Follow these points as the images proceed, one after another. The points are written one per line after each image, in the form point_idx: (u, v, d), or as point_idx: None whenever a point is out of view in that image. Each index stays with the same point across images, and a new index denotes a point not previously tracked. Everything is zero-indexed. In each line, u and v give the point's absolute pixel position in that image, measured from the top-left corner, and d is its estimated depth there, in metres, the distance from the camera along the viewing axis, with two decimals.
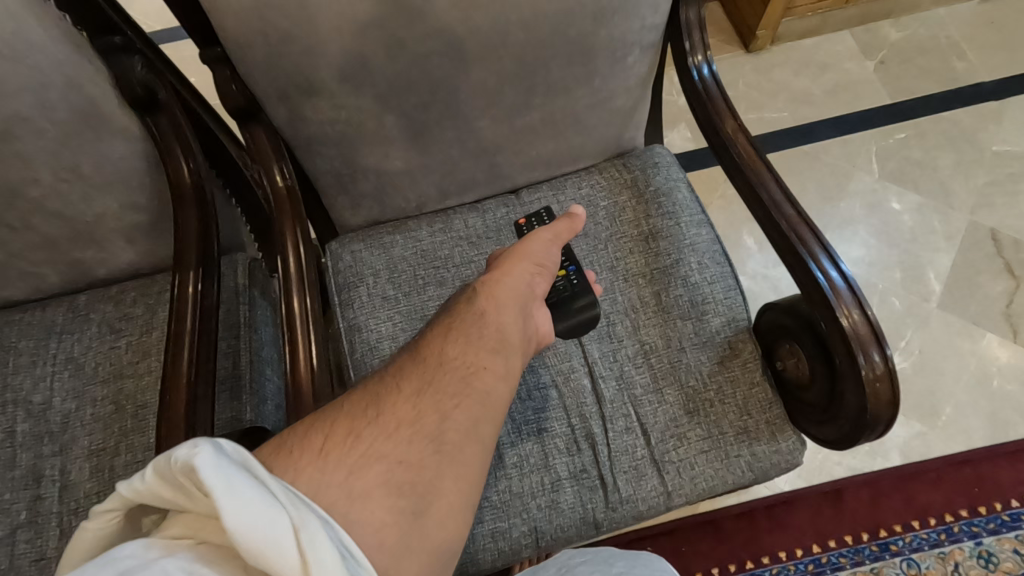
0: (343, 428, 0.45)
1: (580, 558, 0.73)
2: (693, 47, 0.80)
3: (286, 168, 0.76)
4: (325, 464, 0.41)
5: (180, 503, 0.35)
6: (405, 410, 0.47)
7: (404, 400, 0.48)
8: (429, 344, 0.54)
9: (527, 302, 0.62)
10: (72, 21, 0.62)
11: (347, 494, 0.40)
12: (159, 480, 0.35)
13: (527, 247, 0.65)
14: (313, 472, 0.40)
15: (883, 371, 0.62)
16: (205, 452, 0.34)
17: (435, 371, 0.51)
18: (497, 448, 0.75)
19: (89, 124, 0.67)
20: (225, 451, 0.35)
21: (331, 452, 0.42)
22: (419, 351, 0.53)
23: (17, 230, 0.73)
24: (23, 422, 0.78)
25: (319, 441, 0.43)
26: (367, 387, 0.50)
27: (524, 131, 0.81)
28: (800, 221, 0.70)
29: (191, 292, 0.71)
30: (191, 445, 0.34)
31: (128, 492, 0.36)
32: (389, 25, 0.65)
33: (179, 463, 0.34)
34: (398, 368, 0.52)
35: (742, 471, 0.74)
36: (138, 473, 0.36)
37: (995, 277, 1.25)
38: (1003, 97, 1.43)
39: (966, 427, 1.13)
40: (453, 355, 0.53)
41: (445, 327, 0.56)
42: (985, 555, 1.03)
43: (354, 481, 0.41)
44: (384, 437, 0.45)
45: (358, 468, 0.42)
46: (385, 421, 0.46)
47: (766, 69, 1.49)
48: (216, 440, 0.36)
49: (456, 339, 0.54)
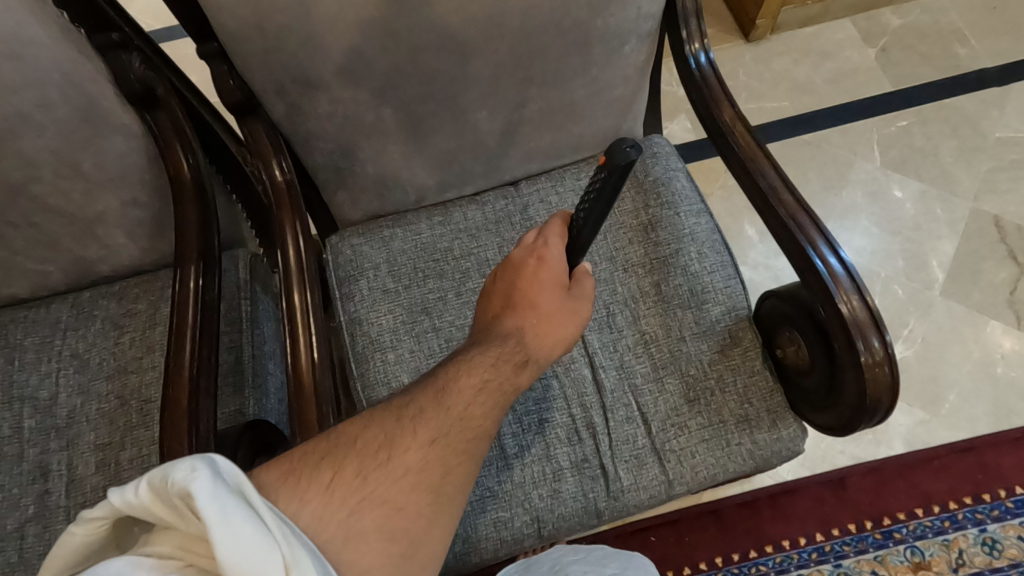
0: (353, 466, 0.44)
1: (572, 556, 0.74)
2: (690, 35, 0.79)
3: (285, 162, 0.77)
4: (330, 501, 0.41)
5: (172, 523, 0.35)
6: (415, 457, 0.46)
7: (416, 447, 0.47)
8: (455, 393, 0.51)
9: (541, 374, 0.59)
10: (70, 17, 0.64)
11: (344, 534, 0.40)
12: (152, 498, 0.35)
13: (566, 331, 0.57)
14: (317, 506, 0.40)
15: (882, 357, 0.62)
16: (203, 477, 0.34)
17: (454, 425, 0.49)
18: (498, 439, 0.75)
19: (88, 121, 0.68)
20: (223, 474, 0.35)
21: (337, 488, 0.42)
22: (444, 396, 0.50)
23: (21, 227, 0.74)
24: (30, 418, 0.78)
25: (328, 475, 0.42)
26: (383, 420, 0.48)
27: (522, 123, 0.81)
28: (799, 209, 0.70)
29: (192, 287, 0.71)
30: (189, 467, 0.35)
31: (118, 503, 0.37)
32: (384, 17, 0.65)
33: (176, 485, 0.34)
34: (416, 408, 0.49)
35: (743, 459, 0.75)
36: (131, 486, 0.36)
37: (999, 264, 1.24)
38: (1006, 82, 1.42)
39: (970, 414, 1.13)
40: (476, 413, 0.51)
41: (481, 378, 0.52)
42: (989, 541, 1.03)
43: (354, 521, 0.41)
44: (390, 482, 0.44)
45: (360, 509, 0.41)
46: (396, 464, 0.45)
47: (766, 59, 1.48)
48: (213, 460, 0.36)
49: (484, 398, 0.52)
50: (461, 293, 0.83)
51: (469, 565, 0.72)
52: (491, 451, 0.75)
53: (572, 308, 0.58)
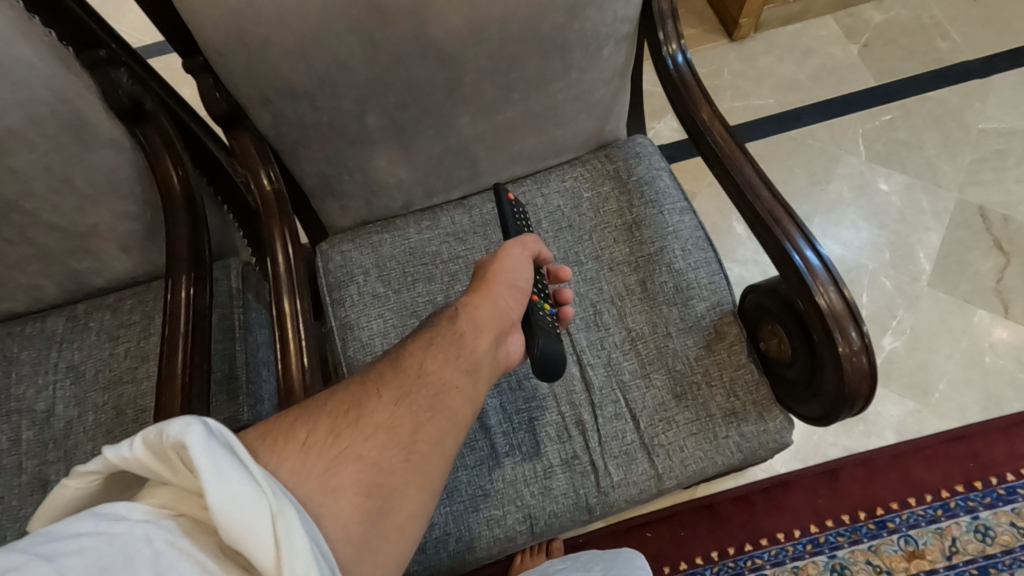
0: (326, 426, 0.45)
1: (560, 565, 0.82)
2: (666, 37, 0.81)
3: (273, 171, 0.78)
4: (307, 458, 0.42)
5: (165, 477, 0.37)
6: (382, 416, 0.48)
7: (383, 406, 0.49)
8: (408, 356, 0.54)
9: (503, 330, 0.61)
10: (57, 36, 0.65)
11: (322, 488, 0.41)
12: (147, 454, 0.36)
13: (503, 267, 0.63)
14: (294, 463, 0.41)
15: (859, 346, 0.63)
16: (196, 431, 0.35)
17: (414, 382, 0.52)
18: (487, 436, 0.77)
19: (78, 136, 0.69)
20: (214, 432, 0.36)
21: (313, 446, 0.43)
22: (400, 361, 0.54)
23: (15, 242, 0.75)
24: (28, 430, 0.80)
25: (303, 434, 0.44)
26: (351, 388, 0.50)
27: (504, 127, 0.83)
28: (774, 204, 0.71)
29: (184, 295, 0.72)
30: (183, 423, 0.36)
31: (112, 457, 0.38)
32: (363, 27, 0.66)
33: (171, 438, 0.35)
34: (377, 374, 0.52)
35: (731, 451, 0.76)
36: (124, 443, 0.37)
37: (985, 253, 1.25)
38: (988, 74, 1.44)
39: (960, 403, 1.14)
40: (432, 368, 0.54)
41: (426, 339, 0.57)
42: (982, 529, 1.04)
43: (330, 476, 0.42)
44: (361, 439, 0.46)
45: (335, 464, 0.43)
46: (365, 423, 0.47)
47: (750, 57, 1.49)
48: (206, 419, 0.37)
49: (434, 355, 0.55)
50: (449, 294, 0.84)
51: (466, 564, 0.73)
52: (481, 450, 0.76)
53: (492, 257, 0.64)
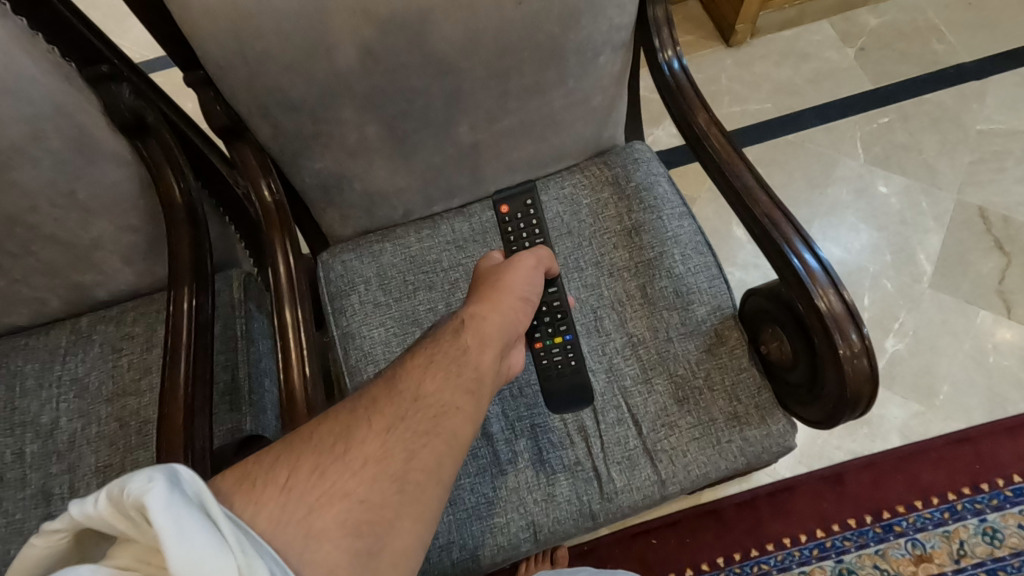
0: (309, 464, 0.45)
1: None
2: (662, 44, 0.81)
3: (274, 182, 0.78)
4: (287, 500, 0.42)
5: (131, 534, 0.34)
6: (372, 447, 0.48)
7: (372, 435, 0.48)
8: (404, 378, 0.55)
9: (508, 341, 0.63)
10: (61, 52, 0.66)
11: (304, 533, 0.40)
12: (110, 510, 0.34)
13: (515, 280, 0.66)
14: (273, 508, 0.41)
15: (860, 349, 0.63)
16: (159, 487, 0.33)
17: (408, 407, 0.52)
18: (489, 445, 0.77)
19: (81, 151, 0.70)
20: (182, 485, 0.34)
21: (294, 487, 0.43)
22: (394, 384, 0.54)
23: (19, 256, 0.76)
24: (32, 443, 0.80)
25: (284, 475, 0.43)
26: (340, 416, 0.50)
27: (503, 135, 0.83)
28: (773, 208, 0.72)
29: (186, 307, 0.73)
30: (146, 478, 0.33)
31: (77, 515, 0.35)
32: (363, 39, 0.67)
33: (132, 497, 0.33)
34: (369, 401, 0.52)
35: (734, 456, 0.75)
36: (89, 498, 0.35)
37: (987, 254, 1.25)
38: (985, 75, 1.44)
39: (965, 404, 1.13)
40: (428, 391, 0.54)
41: (426, 357, 0.57)
42: (990, 531, 1.04)
43: (314, 518, 0.41)
44: (349, 474, 0.45)
45: (319, 505, 0.42)
46: (353, 457, 0.46)
47: (747, 62, 1.50)
48: (173, 470, 0.35)
49: (434, 374, 0.56)
50: (450, 301, 0.85)
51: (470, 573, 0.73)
52: (484, 458, 0.76)
53: (502, 269, 0.67)
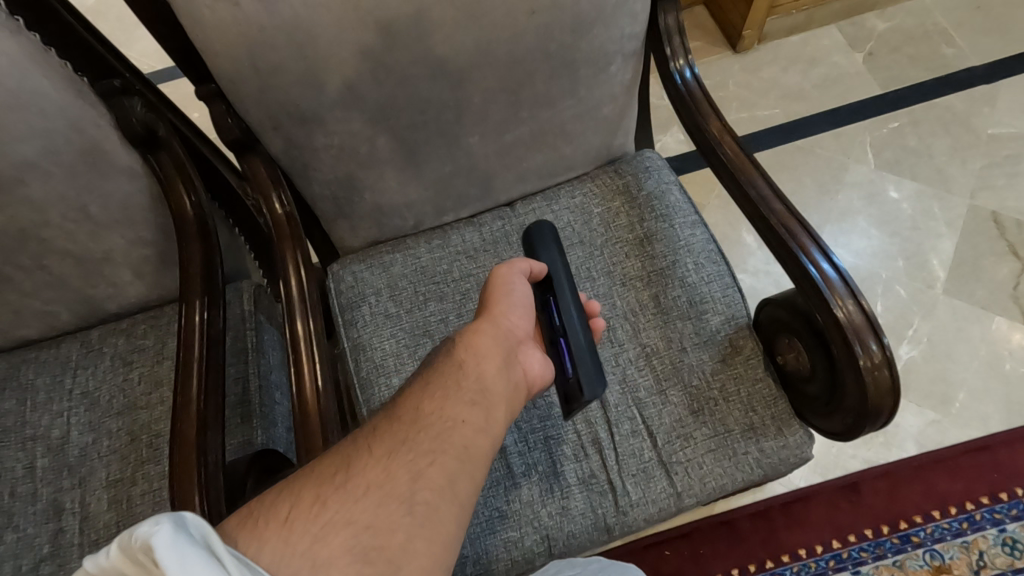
0: (311, 496, 0.44)
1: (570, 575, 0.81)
2: (673, 52, 0.81)
3: (285, 195, 0.78)
4: (290, 534, 0.40)
5: None
6: (374, 472, 0.47)
7: (374, 461, 0.48)
8: (403, 402, 0.54)
9: (508, 352, 0.61)
10: (73, 68, 0.65)
11: (310, 564, 0.39)
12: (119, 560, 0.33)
13: (494, 288, 0.64)
14: (277, 544, 0.39)
15: (881, 359, 0.62)
16: (165, 530, 0.32)
17: (410, 429, 0.51)
18: (504, 458, 0.76)
19: (93, 165, 0.69)
20: (189, 527, 0.33)
21: (296, 519, 0.41)
22: (393, 411, 0.53)
23: (31, 270, 0.76)
24: (43, 457, 0.79)
25: (284, 511, 0.42)
26: (340, 447, 0.49)
27: (514, 145, 0.83)
28: (788, 216, 0.71)
29: (198, 319, 0.72)
30: (153, 521, 0.32)
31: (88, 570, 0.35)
32: (375, 53, 0.67)
33: (138, 542, 0.32)
34: (370, 429, 0.51)
35: (751, 468, 0.74)
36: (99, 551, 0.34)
37: (1001, 259, 1.24)
38: (996, 79, 1.43)
39: (981, 412, 1.12)
40: (428, 410, 0.53)
41: (424, 377, 0.57)
42: (1009, 542, 1.02)
43: (319, 549, 0.40)
44: (351, 503, 0.44)
45: (323, 534, 0.41)
46: (355, 485, 0.45)
47: (755, 67, 1.50)
48: (180, 514, 0.34)
49: (432, 392, 0.55)
50: (462, 312, 0.84)
51: None
52: (498, 470, 0.75)
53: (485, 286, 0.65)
